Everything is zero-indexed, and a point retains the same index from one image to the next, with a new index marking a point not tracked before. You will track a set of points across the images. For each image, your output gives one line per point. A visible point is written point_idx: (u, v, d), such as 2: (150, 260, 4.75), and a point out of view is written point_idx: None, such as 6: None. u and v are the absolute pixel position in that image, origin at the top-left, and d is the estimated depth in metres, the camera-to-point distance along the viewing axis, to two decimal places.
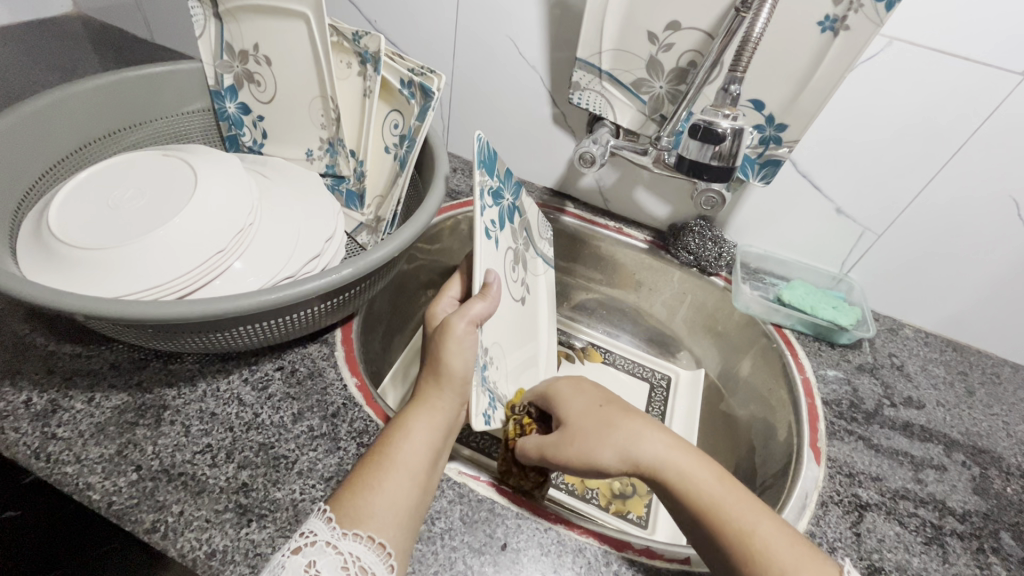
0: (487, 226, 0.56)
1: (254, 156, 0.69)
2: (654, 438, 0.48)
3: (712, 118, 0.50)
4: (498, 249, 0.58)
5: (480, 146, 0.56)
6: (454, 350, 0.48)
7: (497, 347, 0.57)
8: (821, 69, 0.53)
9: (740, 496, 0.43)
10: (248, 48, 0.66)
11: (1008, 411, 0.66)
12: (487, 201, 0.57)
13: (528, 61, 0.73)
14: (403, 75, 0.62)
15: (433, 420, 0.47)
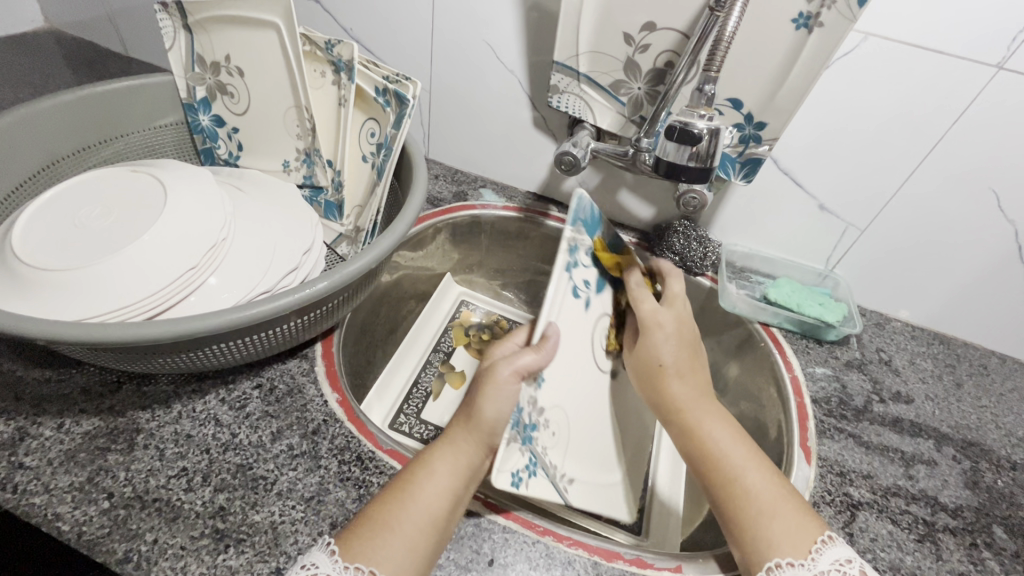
0: (573, 285, 0.56)
1: (229, 170, 0.68)
2: (697, 402, 0.52)
3: (689, 118, 0.49)
4: (588, 312, 0.58)
5: (580, 205, 0.59)
6: (489, 397, 0.45)
7: (559, 411, 0.52)
8: (796, 65, 0.52)
9: (742, 446, 0.49)
10: (220, 60, 0.65)
11: (996, 403, 0.66)
12: (579, 258, 0.59)
13: (506, 65, 0.73)
14: (377, 82, 0.60)
15: (457, 464, 0.44)
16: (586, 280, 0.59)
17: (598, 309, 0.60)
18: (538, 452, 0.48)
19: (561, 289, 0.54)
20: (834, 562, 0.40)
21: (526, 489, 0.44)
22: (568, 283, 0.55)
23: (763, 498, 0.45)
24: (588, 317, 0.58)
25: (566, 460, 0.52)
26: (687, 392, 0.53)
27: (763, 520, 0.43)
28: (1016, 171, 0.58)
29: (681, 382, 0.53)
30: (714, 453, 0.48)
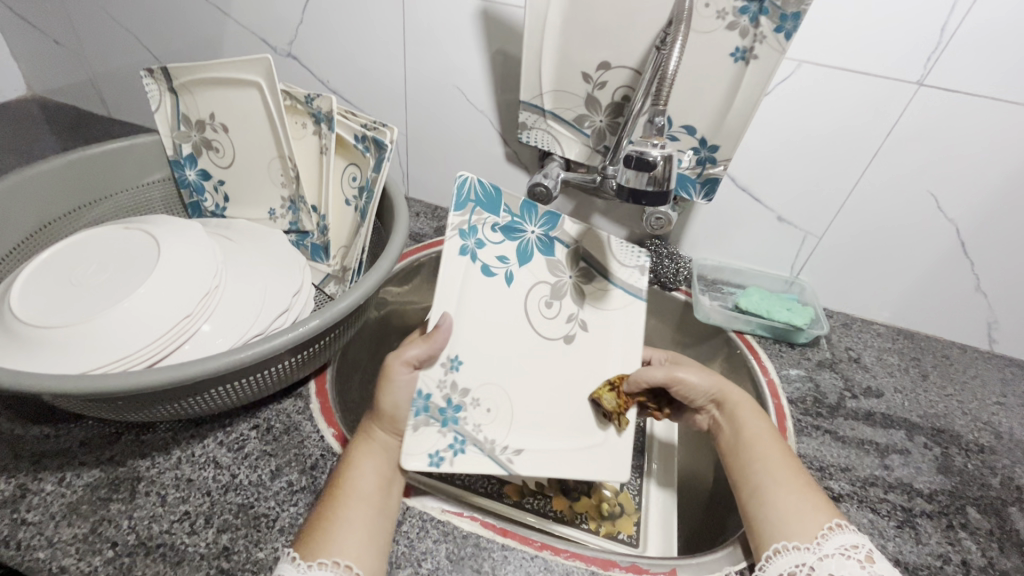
0: (483, 264, 0.60)
1: (216, 220, 0.70)
2: (750, 405, 0.58)
3: (644, 146, 0.51)
4: (511, 287, 0.61)
5: (465, 188, 0.60)
6: (386, 391, 0.51)
7: (491, 389, 0.57)
8: (739, 93, 0.57)
9: (781, 446, 0.54)
10: (205, 118, 0.68)
11: (960, 391, 0.70)
12: (488, 237, 0.61)
13: (476, 106, 0.78)
14: (356, 131, 0.64)
15: (378, 454, 0.50)
16: (504, 256, 0.61)
17: (526, 276, 0.62)
18: (464, 429, 0.54)
19: (456, 277, 0.58)
20: (840, 546, 0.44)
21: (450, 467, 0.51)
22: (474, 266, 0.59)
23: (796, 486, 0.49)
24: (512, 289, 0.61)
25: (513, 434, 0.56)
26: (741, 396, 0.59)
27: (794, 503, 0.48)
28: (947, 175, 0.64)
29: (736, 391, 0.59)
30: (762, 445, 0.53)
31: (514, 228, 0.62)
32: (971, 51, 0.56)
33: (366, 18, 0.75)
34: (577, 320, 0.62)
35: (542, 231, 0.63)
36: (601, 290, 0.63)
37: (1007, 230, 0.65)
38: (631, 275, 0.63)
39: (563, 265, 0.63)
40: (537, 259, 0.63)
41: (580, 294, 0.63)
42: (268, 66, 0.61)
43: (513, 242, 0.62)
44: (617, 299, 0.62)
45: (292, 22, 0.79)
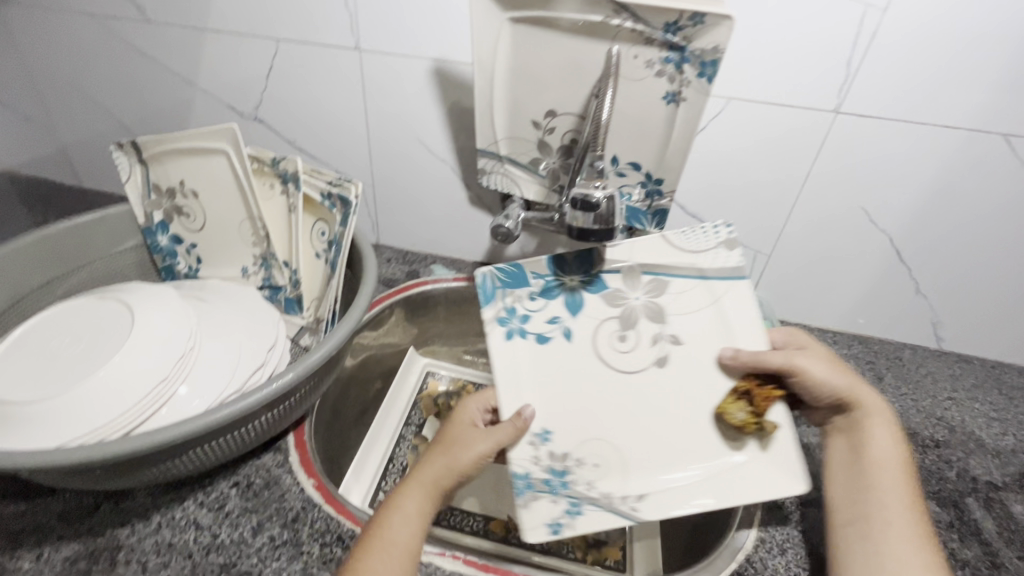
0: (514, 332, 0.62)
1: (190, 283, 0.72)
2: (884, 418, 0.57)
3: (588, 190, 0.57)
4: (571, 339, 0.62)
5: (487, 280, 0.62)
6: (466, 448, 0.53)
7: (599, 443, 0.58)
8: (674, 131, 0.62)
9: (903, 475, 0.54)
10: (175, 185, 0.71)
11: (915, 389, 0.73)
12: (527, 310, 0.63)
13: (437, 156, 0.82)
14: (322, 189, 0.67)
15: (425, 505, 0.51)
16: (556, 316, 0.63)
17: (585, 323, 0.62)
18: (574, 492, 0.56)
19: (518, 360, 0.61)
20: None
21: (568, 534, 0.55)
22: (529, 343, 0.61)
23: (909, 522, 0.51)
24: (577, 342, 0.62)
25: (631, 481, 0.57)
26: (878, 404, 0.57)
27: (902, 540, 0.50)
28: (873, 190, 0.69)
29: (873, 395, 0.58)
30: (884, 470, 0.54)
31: (551, 290, 0.63)
32: (875, 81, 0.62)
33: (327, 82, 0.79)
34: (666, 338, 0.61)
35: (581, 275, 0.63)
36: (681, 293, 0.62)
37: (935, 236, 0.71)
38: (713, 257, 0.62)
39: (621, 289, 0.63)
40: (590, 301, 0.63)
41: (654, 311, 0.62)
42: (234, 135, 0.65)
43: (558, 299, 0.63)
44: (700, 295, 0.62)
45: (257, 88, 0.83)
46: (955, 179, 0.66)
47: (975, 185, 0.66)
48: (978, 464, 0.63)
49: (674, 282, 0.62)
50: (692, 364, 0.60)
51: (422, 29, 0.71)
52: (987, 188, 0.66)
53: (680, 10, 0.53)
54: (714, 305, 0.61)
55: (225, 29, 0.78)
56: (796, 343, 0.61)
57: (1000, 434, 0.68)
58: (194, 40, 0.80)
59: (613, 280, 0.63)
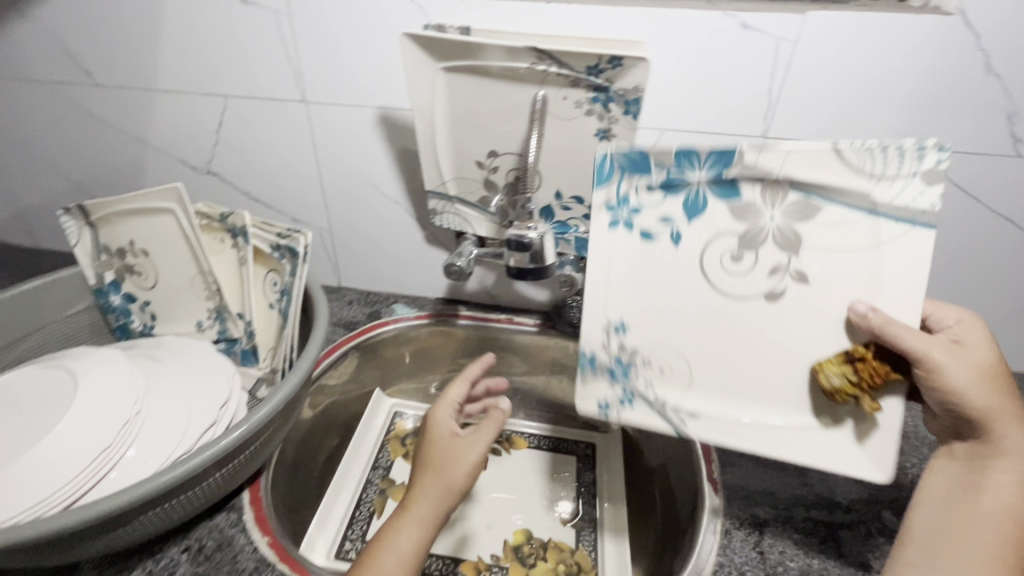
0: (671, 230, 0.57)
1: (144, 341, 0.72)
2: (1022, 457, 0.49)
3: (522, 231, 0.60)
4: (679, 246, 0.57)
5: (608, 164, 0.56)
6: (459, 467, 0.53)
7: (664, 351, 0.58)
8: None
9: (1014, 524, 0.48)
10: (124, 245, 0.71)
11: None
12: (637, 203, 0.58)
13: (390, 198, 0.83)
14: (271, 240, 0.68)
15: (421, 537, 0.50)
16: (669, 216, 0.57)
17: (699, 231, 0.57)
18: (635, 387, 0.59)
19: (619, 252, 0.58)
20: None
21: (615, 418, 0.59)
22: (634, 238, 0.58)
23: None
24: (683, 250, 0.57)
25: (687, 398, 0.58)
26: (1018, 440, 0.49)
27: None
28: None
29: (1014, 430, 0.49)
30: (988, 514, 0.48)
31: (674, 183, 0.56)
32: (795, 107, 0.65)
33: (277, 133, 0.81)
34: (790, 270, 0.54)
35: (712, 175, 0.55)
36: (829, 225, 0.53)
37: None
38: (895, 191, 0.50)
39: (757, 202, 0.54)
40: (713, 209, 0.56)
41: (786, 238, 0.54)
42: (179, 193, 0.65)
43: (679, 197, 0.57)
44: (865, 233, 0.52)
45: (208, 143, 0.84)
46: None
47: None
48: None
49: (827, 209, 0.53)
50: (807, 305, 0.54)
51: (364, 79, 0.73)
52: None
53: (598, 55, 0.57)
54: (875, 250, 0.51)
55: (172, 88, 0.79)
56: (958, 330, 0.53)
57: None
58: (143, 100, 0.82)
59: (749, 188, 0.55)
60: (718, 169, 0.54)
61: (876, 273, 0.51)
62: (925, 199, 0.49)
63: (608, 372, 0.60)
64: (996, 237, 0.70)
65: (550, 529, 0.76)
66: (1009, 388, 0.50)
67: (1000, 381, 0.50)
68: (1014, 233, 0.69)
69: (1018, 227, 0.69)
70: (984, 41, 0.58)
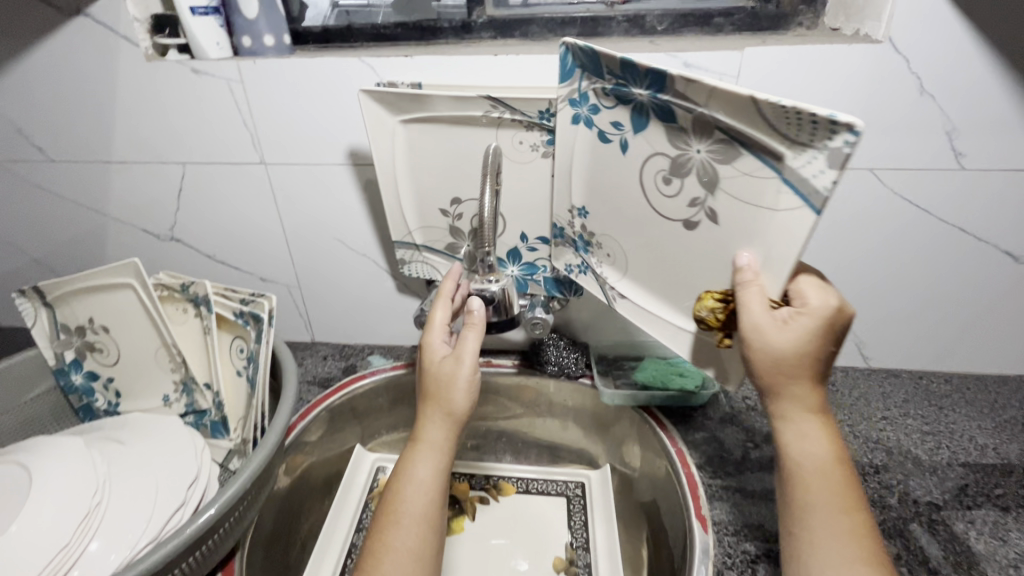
0: (620, 139, 0.55)
1: (109, 421, 0.69)
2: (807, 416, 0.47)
3: (484, 285, 0.62)
4: (625, 154, 0.55)
5: (567, 55, 0.54)
6: (453, 391, 0.56)
7: (609, 240, 0.62)
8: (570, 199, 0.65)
9: (830, 480, 0.46)
10: (84, 323, 0.69)
11: (850, 413, 0.75)
12: (598, 104, 0.55)
13: (358, 251, 0.83)
14: (235, 307, 0.67)
15: (435, 463, 0.55)
16: (619, 123, 0.54)
17: (642, 146, 0.53)
18: (588, 260, 0.66)
19: (578, 144, 0.59)
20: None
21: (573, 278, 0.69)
22: (593, 136, 0.58)
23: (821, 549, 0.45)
24: (629, 159, 0.55)
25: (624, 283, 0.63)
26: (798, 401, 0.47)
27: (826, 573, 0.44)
28: None
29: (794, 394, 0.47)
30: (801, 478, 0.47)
31: (623, 92, 0.52)
32: None
33: (238, 195, 0.80)
34: (705, 207, 0.51)
35: (649, 94, 0.49)
36: (745, 174, 0.46)
37: (836, 265, 0.75)
38: (803, 160, 0.41)
39: (688, 132, 0.49)
40: (654, 126, 0.51)
41: (707, 174, 0.49)
42: (136, 267, 0.64)
43: (628, 106, 0.53)
44: (767, 192, 0.45)
45: (170, 210, 0.83)
46: (839, 212, 0.71)
47: (855, 216, 0.71)
48: (917, 484, 0.64)
49: (745, 157, 0.45)
50: (716, 247, 0.51)
51: (321, 138, 0.73)
52: (868, 216, 0.71)
53: (546, 100, 0.60)
54: (768, 215, 0.45)
55: (129, 159, 0.79)
56: (794, 312, 0.46)
57: (935, 448, 0.69)
58: (100, 173, 0.81)
59: (684, 117, 0.48)
60: (655, 89, 0.48)
61: (765, 236, 0.47)
62: (823, 180, 0.40)
63: (572, 244, 0.67)
64: (952, 246, 0.71)
65: None
66: (799, 371, 0.46)
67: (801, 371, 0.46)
68: (970, 241, 0.71)
69: (972, 236, 0.70)
70: (914, 66, 0.61)
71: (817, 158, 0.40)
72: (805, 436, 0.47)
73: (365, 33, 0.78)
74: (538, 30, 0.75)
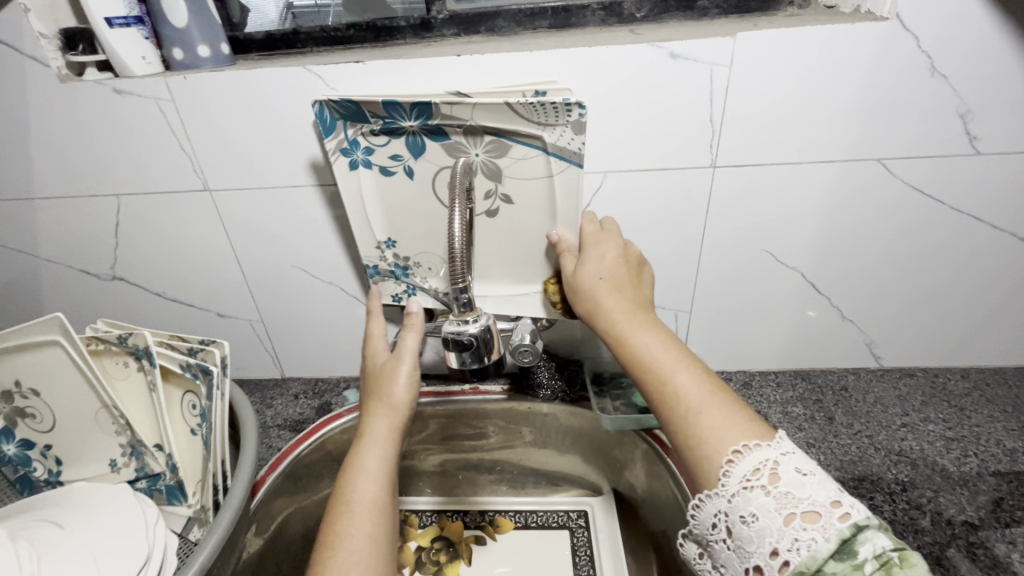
0: (404, 168, 0.61)
1: (48, 496, 0.61)
2: (625, 313, 0.54)
3: (461, 326, 0.54)
4: (413, 180, 0.62)
5: (324, 113, 0.56)
6: (393, 384, 0.58)
7: (423, 254, 0.68)
8: (558, 202, 0.59)
9: (668, 347, 0.51)
10: (11, 387, 0.61)
11: (868, 423, 0.70)
12: (370, 146, 0.59)
13: (324, 279, 0.75)
14: (180, 360, 0.59)
15: (381, 448, 0.55)
16: (397, 155, 0.60)
17: (426, 166, 0.60)
18: (412, 281, 0.71)
19: (363, 184, 0.62)
20: (743, 478, 0.42)
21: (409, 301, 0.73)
22: (374, 173, 0.62)
23: (683, 399, 0.47)
24: (418, 182, 0.62)
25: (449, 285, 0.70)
26: (616, 304, 0.54)
27: (694, 420, 0.46)
28: (773, 233, 0.67)
29: (612, 298, 0.55)
30: (641, 359, 0.50)
31: (393, 128, 0.57)
32: (742, 134, 0.60)
33: (184, 226, 0.72)
34: (498, 195, 0.61)
35: (421, 124, 0.56)
36: (520, 159, 0.57)
37: (843, 263, 0.69)
38: (558, 134, 0.54)
39: (462, 143, 0.57)
40: (433, 147, 0.58)
41: (490, 169, 0.59)
42: (62, 323, 0.56)
43: (400, 138, 0.59)
44: (540, 165, 0.57)
45: (106, 247, 0.74)
46: (845, 207, 0.65)
47: (862, 209, 0.65)
48: (949, 502, 0.59)
49: (515, 146, 0.56)
50: (521, 219, 0.62)
51: (271, 159, 0.65)
52: (877, 209, 0.65)
53: (522, 90, 0.54)
54: (548, 180, 0.58)
55: (54, 193, 0.70)
56: (596, 247, 0.58)
57: (962, 457, 0.64)
58: (22, 212, 0.72)
59: (455, 133, 0.57)
60: (419, 120, 0.56)
61: (556, 204, 0.59)
62: (577, 144, 0.54)
63: (392, 274, 0.70)
64: (967, 237, 0.66)
65: None
66: (615, 287, 0.56)
67: (618, 287, 0.56)
68: (987, 231, 0.65)
69: (989, 225, 0.65)
70: (925, 44, 0.55)
71: (565, 133, 0.53)
72: (633, 326, 0.53)
73: (314, 36, 0.69)
74: (506, 24, 0.67)
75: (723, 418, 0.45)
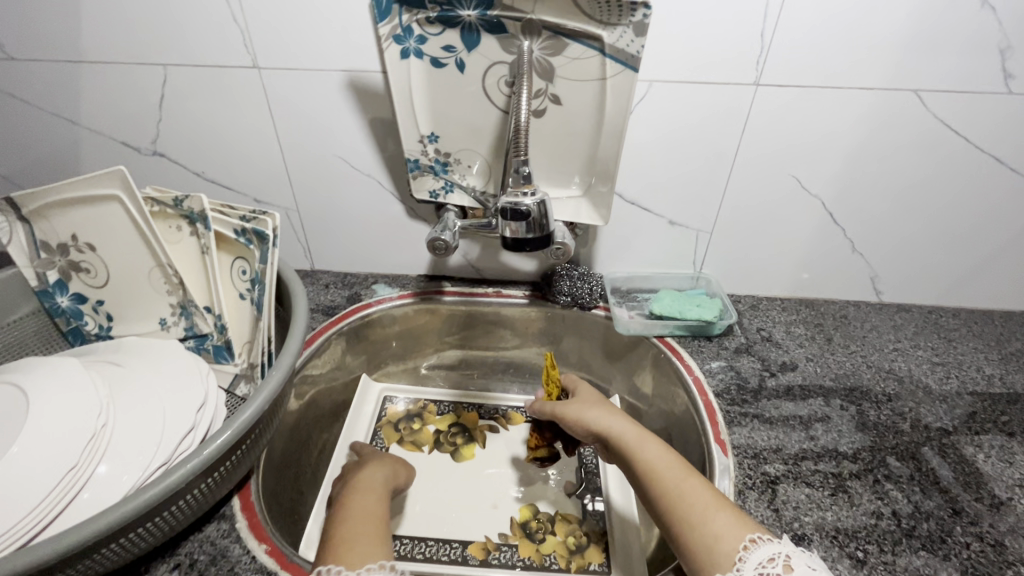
0: (455, 61, 0.60)
1: (103, 345, 0.65)
2: (634, 433, 0.57)
3: (518, 198, 0.57)
4: (464, 74, 0.61)
5: None
6: (390, 466, 0.63)
7: (465, 151, 0.68)
8: (607, 104, 0.60)
9: (676, 460, 0.53)
10: (67, 241, 0.63)
11: (862, 345, 0.76)
12: (424, 34, 0.58)
13: (362, 170, 0.77)
14: (235, 225, 0.62)
15: (375, 489, 0.57)
16: (450, 46, 0.58)
17: (478, 61, 0.60)
18: (450, 177, 0.72)
19: (411, 76, 0.61)
20: (759, 565, 0.42)
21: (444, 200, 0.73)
22: (424, 64, 0.61)
23: (692, 505, 0.48)
24: (467, 77, 0.61)
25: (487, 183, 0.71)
26: (624, 427, 0.58)
27: (704, 523, 0.46)
28: (802, 158, 0.70)
29: (619, 420, 0.59)
30: (651, 468, 0.52)
31: (449, 17, 0.56)
32: (791, 54, 0.62)
33: (230, 106, 0.73)
34: (548, 95, 0.61)
35: (479, 14, 0.55)
36: (576, 59, 0.57)
37: (864, 195, 0.72)
38: (618, 35, 0.54)
39: (520, 39, 0.56)
40: (487, 41, 0.58)
41: (543, 68, 0.58)
42: (124, 178, 0.58)
43: (455, 29, 0.57)
44: (594, 66, 0.57)
45: (149, 121, 0.75)
46: (874, 136, 0.67)
47: (891, 138, 0.67)
48: (929, 411, 0.65)
49: (572, 45, 0.56)
50: (567, 122, 0.63)
51: (323, 40, 0.66)
52: (903, 143, 0.68)
53: None
54: (601, 83, 0.58)
55: (101, 59, 0.70)
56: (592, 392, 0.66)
57: (945, 377, 0.70)
58: (67, 77, 0.72)
59: (513, 27, 0.56)
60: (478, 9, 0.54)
61: (603, 107, 0.60)
62: (636, 47, 0.54)
63: (431, 170, 0.70)
64: (984, 177, 0.69)
65: (556, 503, 0.73)
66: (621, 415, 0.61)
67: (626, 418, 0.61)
68: (1003, 173, 0.69)
69: (1006, 167, 0.68)
70: None
71: (626, 34, 0.53)
72: (643, 442, 0.55)
73: None
74: None
75: (732, 520, 0.46)
